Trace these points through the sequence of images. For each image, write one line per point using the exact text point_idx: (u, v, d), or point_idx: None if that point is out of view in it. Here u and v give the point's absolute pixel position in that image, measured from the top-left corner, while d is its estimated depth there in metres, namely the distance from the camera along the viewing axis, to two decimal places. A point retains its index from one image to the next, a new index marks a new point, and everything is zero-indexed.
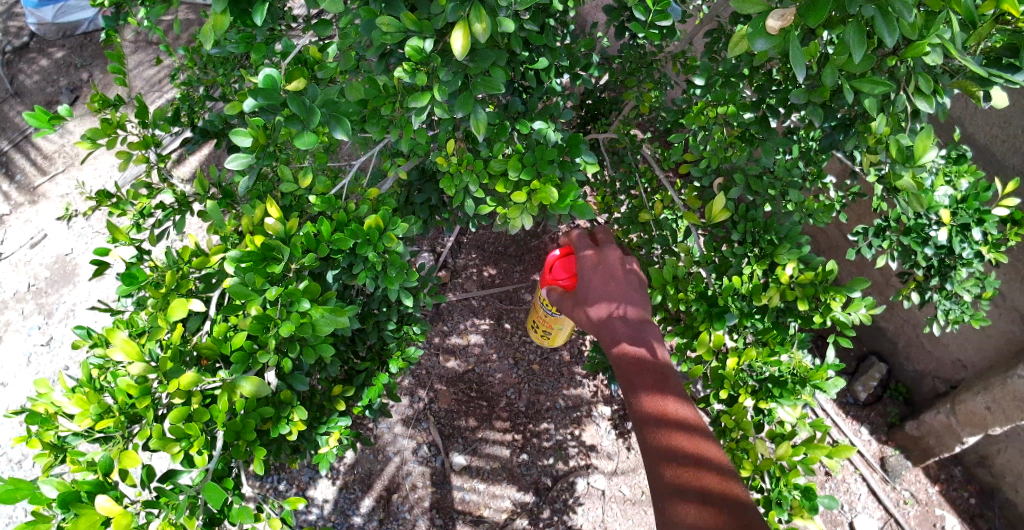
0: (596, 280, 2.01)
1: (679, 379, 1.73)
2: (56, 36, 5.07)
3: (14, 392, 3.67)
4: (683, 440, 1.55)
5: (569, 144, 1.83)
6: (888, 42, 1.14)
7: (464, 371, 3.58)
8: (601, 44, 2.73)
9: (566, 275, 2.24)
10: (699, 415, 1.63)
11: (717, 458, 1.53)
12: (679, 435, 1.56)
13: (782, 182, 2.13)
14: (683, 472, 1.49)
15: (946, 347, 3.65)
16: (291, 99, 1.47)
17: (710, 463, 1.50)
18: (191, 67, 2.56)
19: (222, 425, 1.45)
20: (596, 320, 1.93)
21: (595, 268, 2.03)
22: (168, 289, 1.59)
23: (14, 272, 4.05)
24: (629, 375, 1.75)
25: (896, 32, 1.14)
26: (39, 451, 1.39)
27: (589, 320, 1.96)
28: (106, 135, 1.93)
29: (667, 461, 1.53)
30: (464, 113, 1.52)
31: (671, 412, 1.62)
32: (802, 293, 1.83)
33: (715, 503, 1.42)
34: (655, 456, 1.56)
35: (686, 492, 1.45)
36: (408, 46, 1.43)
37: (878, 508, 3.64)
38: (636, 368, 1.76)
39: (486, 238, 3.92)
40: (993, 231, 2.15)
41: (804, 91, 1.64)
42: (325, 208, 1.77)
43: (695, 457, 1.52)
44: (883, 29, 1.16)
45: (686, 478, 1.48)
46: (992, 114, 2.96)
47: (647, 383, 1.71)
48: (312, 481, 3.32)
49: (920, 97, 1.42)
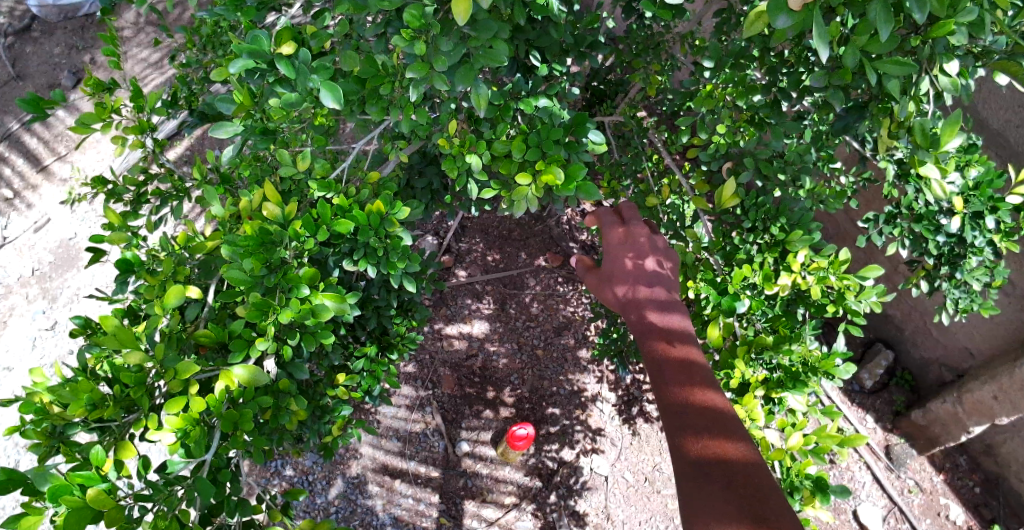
0: (622, 259, 1.85)
1: (709, 369, 1.53)
2: (57, 18, 5.02)
3: (16, 377, 3.66)
4: (710, 443, 1.35)
5: (575, 123, 1.79)
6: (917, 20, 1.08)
7: (468, 356, 3.56)
8: (608, 26, 2.68)
9: None
10: (729, 406, 1.43)
11: (745, 459, 1.32)
12: (705, 436, 1.37)
13: (794, 166, 2.10)
14: (708, 478, 1.29)
15: (954, 335, 3.61)
16: (279, 60, 1.50)
17: (738, 467, 1.30)
18: (190, 47, 2.51)
19: (217, 415, 1.41)
20: (623, 300, 1.78)
21: (623, 248, 1.86)
22: (163, 274, 1.55)
23: (18, 256, 4.04)
24: (655, 363, 1.57)
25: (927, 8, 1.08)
26: (33, 441, 1.37)
27: (615, 300, 1.82)
28: (101, 119, 1.90)
29: (692, 463, 1.33)
30: (466, 88, 1.47)
31: (698, 403, 1.44)
32: (816, 281, 1.82)
33: (744, 515, 1.21)
34: (681, 458, 1.36)
35: (712, 500, 1.25)
36: (407, 13, 1.40)
37: (882, 496, 3.62)
38: (659, 348, 1.59)
39: (490, 223, 3.90)
40: (1007, 219, 2.13)
41: (825, 74, 1.55)
42: (324, 191, 1.73)
43: (722, 460, 1.32)
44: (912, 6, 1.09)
45: (712, 486, 1.28)
46: (1007, 99, 2.94)
47: (674, 373, 1.52)
48: (315, 467, 3.28)
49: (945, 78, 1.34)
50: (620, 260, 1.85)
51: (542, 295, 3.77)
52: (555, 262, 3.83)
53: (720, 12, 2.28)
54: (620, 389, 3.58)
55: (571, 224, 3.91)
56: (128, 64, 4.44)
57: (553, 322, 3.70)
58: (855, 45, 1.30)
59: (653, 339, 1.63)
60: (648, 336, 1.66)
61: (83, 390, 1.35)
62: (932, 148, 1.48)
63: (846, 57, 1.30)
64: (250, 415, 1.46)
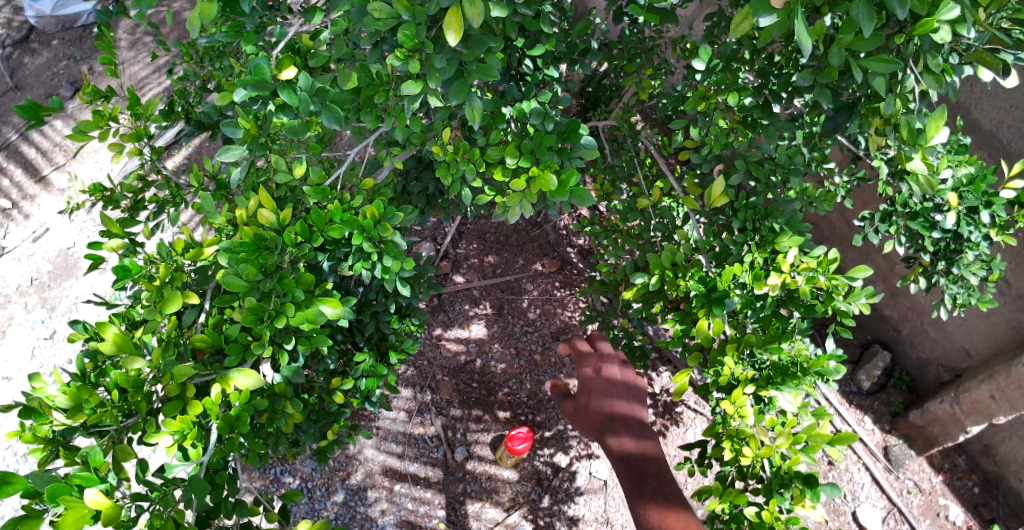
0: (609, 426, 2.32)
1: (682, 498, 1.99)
2: (55, 29, 5.05)
3: (15, 386, 3.65)
4: None
5: (569, 129, 1.81)
6: (899, 16, 1.11)
7: (466, 362, 3.58)
8: (601, 32, 2.71)
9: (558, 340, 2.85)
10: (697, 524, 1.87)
11: None
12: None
13: (784, 168, 2.15)
14: None
15: (951, 335, 3.63)
16: (283, 91, 1.53)
17: None
18: (186, 57, 2.54)
19: (215, 418, 1.43)
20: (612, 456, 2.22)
21: (606, 399, 2.41)
22: (161, 280, 1.56)
23: (16, 266, 4.05)
24: (636, 485, 2.06)
25: (907, 5, 1.13)
26: (32, 446, 1.37)
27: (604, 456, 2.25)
28: (98, 128, 1.91)
29: None
30: (460, 101, 1.49)
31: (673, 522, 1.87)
32: (807, 282, 1.82)
33: None
34: None
35: None
36: (401, 35, 1.42)
37: (881, 497, 3.62)
38: (643, 485, 2.05)
39: (486, 228, 3.95)
40: (1001, 213, 2.13)
41: (810, 72, 1.56)
42: (319, 198, 1.74)
43: None
44: (892, 2, 1.13)
45: None
46: (998, 98, 2.97)
47: (655, 500, 1.97)
48: (314, 473, 3.28)
49: (929, 76, 1.37)
50: (609, 423, 2.33)
51: (540, 300, 3.78)
52: (552, 267, 3.86)
53: (710, 18, 2.31)
54: None
55: (567, 230, 3.96)
56: (125, 74, 4.47)
57: (551, 327, 3.71)
58: (841, 44, 1.32)
59: (626, 450, 2.20)
60: (629, 468, 2.14)
61: (81, 394, 1.36)
62: (917, 144, 1.49)
63: (834, 55, 1.34)
64: (247, 418, 1.48)
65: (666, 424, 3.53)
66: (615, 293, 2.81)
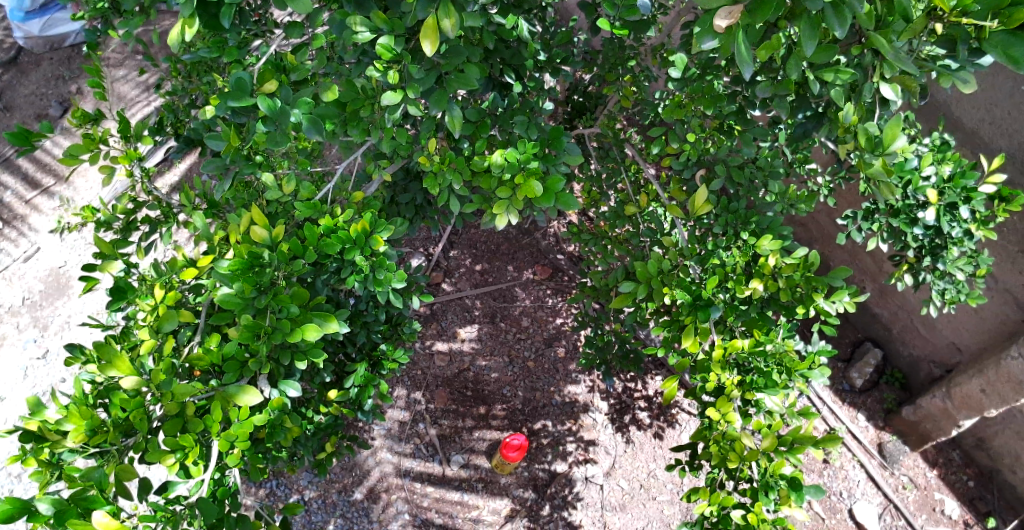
0: None
1: None
2: (43, 49, 5.07)
3: (10, 406, 3.63)
4: None
5: (552, 137, 1.85)
6: (838, 35, 1.10)
7: (461, 372, 3.60)
8: (583, 42, 2.76)
9: (515, 448, 3.07)
10: None
11: None
12: None
13: (764, 172, 2.23)
14: None
15: (940, 331, 3.67)
16: (261, 102, 1.54)
17: None
18: (175, 76, 2.56)
19: (216, 435, 1.44)
20: None
21: None
22: (157, 300, 1.59)
23: (8, 286, 4.04)
24: None
25: (848, 22, 1.10)
26: (34, 470, 1.39)
27: None
28: (89, 150, 1.92)
29: None
30: (440, 110, 1.52)
31: None
32: (786, 286, 1.85)
33: None
34: None
35: None
36: (379, 45, 1.45)
37: (877, 494, 3.65)
38: None
39: (477, 238, 3.99)
40: (981, 208, 2.19)
41: (771, 85, 1.61)
42: (310, 213, 1.76)
43: None
44: (834, 21, 1.11)
45: None
46: (977, 97, 3.03)
47: None
48: (311, 486, 3.27)
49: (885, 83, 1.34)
50: None
51: (533, 309, 3.81)
52: (544, 274, 3.90)
53: (689, 25, 2.35)
54: (613, 397, 3.63)
55: (557, 237, 3.98)
56: (114, 92, 4.50)
57: (544, 334, 3.75)
58: (797, 56, 1.36)
59: None
60: None
61: (83, 416, 1.37)
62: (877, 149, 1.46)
63: (789, 69, 1.37)
64: (248, 433, 1.50)
65: (660, 427, 3.56)
66: (606, 298, 2.82)
